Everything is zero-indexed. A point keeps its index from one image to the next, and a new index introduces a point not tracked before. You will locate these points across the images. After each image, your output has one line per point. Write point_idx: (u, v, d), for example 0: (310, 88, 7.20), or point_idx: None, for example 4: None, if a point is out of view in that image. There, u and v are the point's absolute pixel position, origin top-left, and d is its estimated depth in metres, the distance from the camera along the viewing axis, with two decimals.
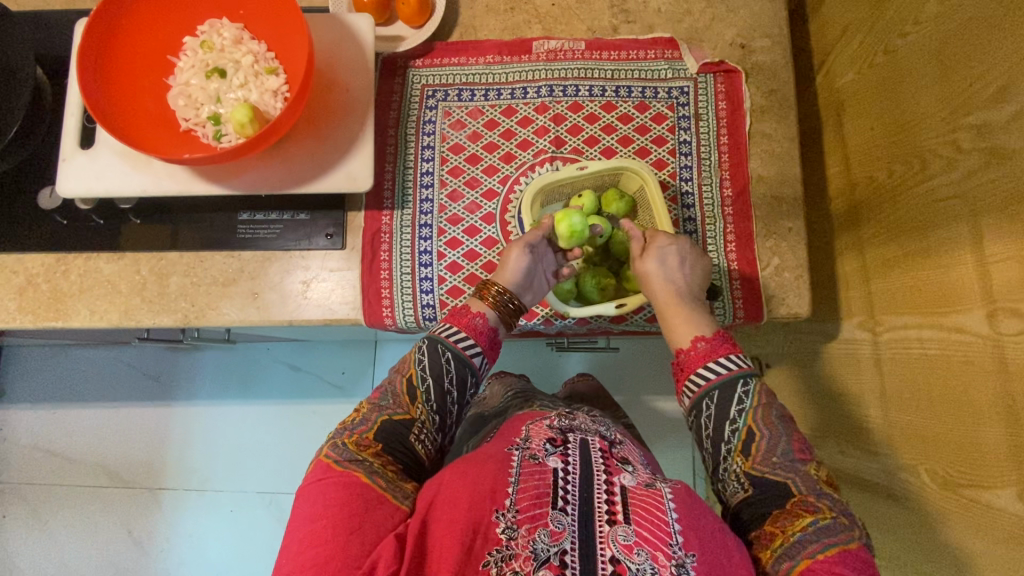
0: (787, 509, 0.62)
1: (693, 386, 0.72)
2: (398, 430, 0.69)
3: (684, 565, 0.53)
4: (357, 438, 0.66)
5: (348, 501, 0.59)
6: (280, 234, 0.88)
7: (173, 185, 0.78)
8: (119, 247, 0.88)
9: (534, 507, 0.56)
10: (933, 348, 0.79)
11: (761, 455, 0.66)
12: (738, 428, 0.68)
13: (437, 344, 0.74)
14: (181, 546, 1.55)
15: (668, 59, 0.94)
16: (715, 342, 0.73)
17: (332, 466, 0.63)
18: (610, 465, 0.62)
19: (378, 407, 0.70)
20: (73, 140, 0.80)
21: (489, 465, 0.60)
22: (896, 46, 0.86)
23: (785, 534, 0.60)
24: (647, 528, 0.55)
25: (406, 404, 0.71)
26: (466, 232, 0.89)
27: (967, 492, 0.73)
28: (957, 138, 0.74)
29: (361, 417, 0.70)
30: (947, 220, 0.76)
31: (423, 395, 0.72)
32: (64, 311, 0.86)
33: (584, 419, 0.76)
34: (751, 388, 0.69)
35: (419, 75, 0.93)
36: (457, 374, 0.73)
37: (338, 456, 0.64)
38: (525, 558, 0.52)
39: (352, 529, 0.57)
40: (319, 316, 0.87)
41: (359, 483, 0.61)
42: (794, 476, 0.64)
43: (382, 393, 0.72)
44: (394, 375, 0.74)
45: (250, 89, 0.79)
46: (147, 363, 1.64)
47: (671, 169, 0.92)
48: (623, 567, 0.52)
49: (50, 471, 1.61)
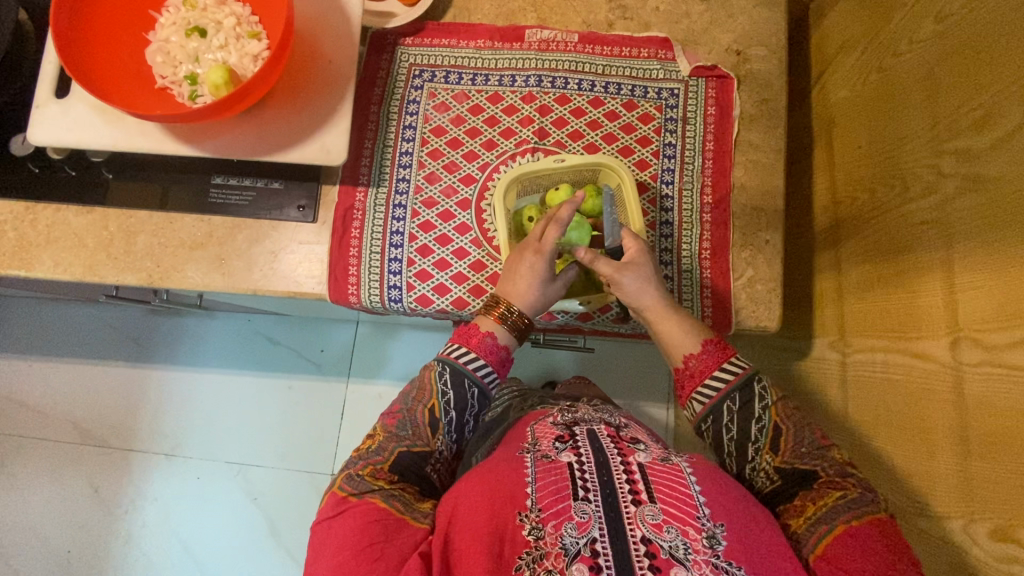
0: (816, 489, 0.62)
1: (703, 397, 0.70)
2: (417, 461, 0.69)
3: (716, 535, 0.53)
4: (376, 470, 0.66)
5: (368, 530, 0.59)
6: (251, 201, 0.87)
7: (145, 142, 0.77)
8: (88, 201, 0.87)
9: (557, 503, 0.56)
10: (897, 373, 0.78)
11: (789, 447, 0.65)
12: (763, 425, 0.67)
13: (464, 376, 0.73)
14: (143, 508, 1.55)
15: (660, 59, 0.93)
16: (708, 351, 0.72)
17: (349, 499, 0.63)
18: (622, 446, 0.63)
19: (396, 437, 0.70)
20: (48, 88, 0.79)
21: (505, 467, 0.61)
22: (890, 65, 0.84)
23: (817, 506, 0.60)
24: (673, 505, 0.55)
25: (426, 436, 0.70)
26: (440, 217, 0.88)
27: (915, 519, 0.73)
28: (939, 162, 0.73)
29: (376, 446, 0.69)
30: (922, 244, 0.75)
31: (444, 426, 0.71)
32: (28, 260, 0.86)
33: (587, 410, 0.78)
34: (767, 384, 0.69)
35: (407, 54, 0.92)
36: (479, 408, 0.74)
37: (356, 488, 0.64)
38: (557, 555, 0.52)
39: (376, 557, 0.57)
40: (284, 287, 0.86)
41: (380, 511, 0.61)
42: (821, 462, 0.64)
43: (399, 421, 0.71)
44: (414, 403, 0.72)
45: (230, 52, 0.77)
46: (124, 323, 1.64)
47: (653, 170, 0.91)
48: (655, 547, 0.52)
49: (20, 423, 1.60)
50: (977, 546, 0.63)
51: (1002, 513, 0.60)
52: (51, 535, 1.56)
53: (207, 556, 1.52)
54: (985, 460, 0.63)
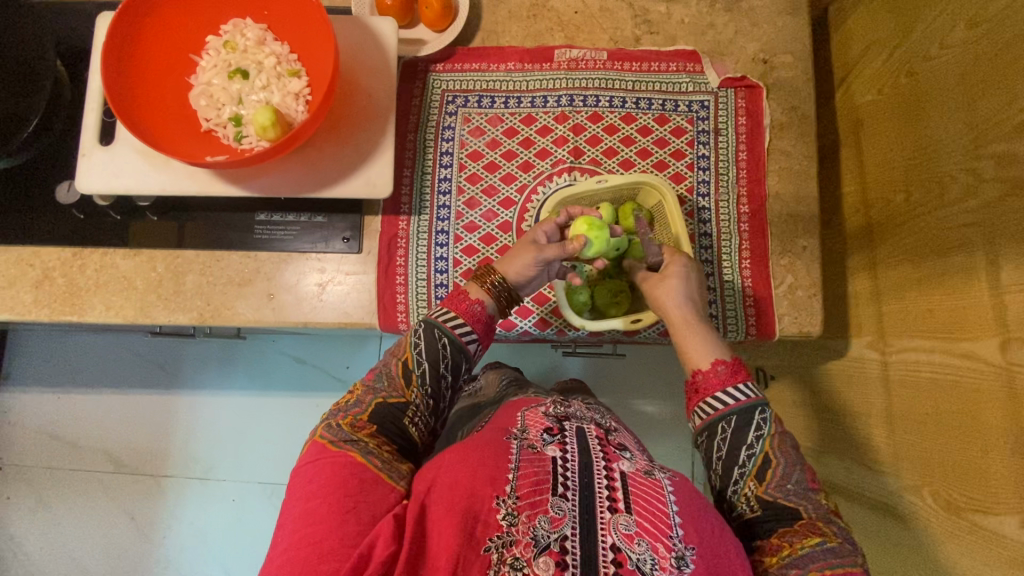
0: (794, 528, 0.63)
1: (706, 410, 0.70)
2: (390, 412, 0.69)
3: (684, 557, 0.55)
4: (352, 420, 0.67)
5: (343, 481, 0.59)
6: (296, 235, 0.88)
7: (193, 185, 0.79)
8: (136, 244, 0.88)
9: (534, 494, 0.56)
10: (943, 372, 0.79)
11: (775, 481, 0.65)
12: (753, 453, 0.67)
13: (435, 329, 0.72)
14: (182, 533, 1.57)
15: (689, 72, 0.94)
16: (731, 368, 0.71)
17: (328, 447, 0.63)
18: (608, 452, 0.63)
19: (373, 390, 0.71)
20: (93, 136, 0.80)
21: (488, 450, 0.61)
22: (919, 70, 0.86)
23: (793, 548, 0.61)
24: (649, 519, 0.56)
25: (402, 388, 0.71)
26: (483, 240, 0.90)
27: (970, 516, 0.74)
28: (978, 166, 0.74)
29: (356, 399, 0.70)
30: (963, 246, 0.76)
31: (417, 378, 0.71)
32: (80, 306, 0.87)
33: (579, 407, 0.80)
34: (768, 415, 0.68)
35: (439, 80, 0.93)
36: (453, 360, 0.72)
37: (334, 437, 0.64)
38: (526, 545, 0.53)
39: (347, 509, 0.57)
40: (333, 319, 0.87)
41: (355, 463, 0.61)
42: (805, 503, 0.64)
43: (376, 374, 0.73)
44: (390, 358, 0.74)
45: (272, 91, 0.78)
46: (151, 352, 1.64)
47: (689, 183, 0.92)
48: (623, 557, 0.53)
49: (53, 456, 1.62)
50: None
51: None
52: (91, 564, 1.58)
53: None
54: None
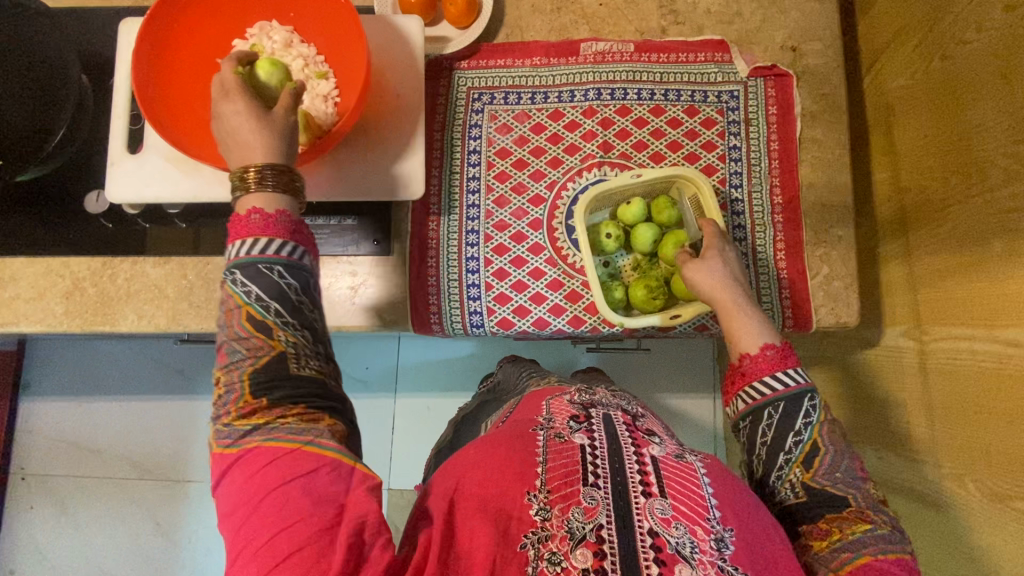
0: (843, 514, 0.61)
1: (750, 395, 0.69)
2: (271, 370, 0.53)
3: (724, 539, 0.54)
4: (234, 408, 0.52)
5: (263, 478, 0.49)
6: (327, 239, 0.87)
7: (228, 192, 0.79)
8: (166, 252, 0.87)
9: (565, 486, 0.55)
10: (986, 360, 0.78)
11: (823, 468, 0.64)
12: (801, 439, 0.65)
13: (260, 264, 0.54)
14: (206, 536, 1.58)
15: (718, 62, 0.92)
16: (782, 351, 0.70)
17: (229, 453, 0.51)
18: (637, 438, 0.62)
19: (231, 366, 0.54)
20: (122, 145, 0.80)
21: (514, 443, 0.60)
22: (955, 53, 0.84)
23: (841, 533, 0.60)
24: (684, 502, 0.56)
25: (263, 342, 0.54)
26: (514, 239, 0.89)
27: (1017, 504, 0.74)
28: (1021, 150, 0.73)
29: (226, 382, 0.54)
30: (1006, 233, 0.75)
31: (275, 321, 0.54)
32: (112, 316, 0.86)
33: (605, 394, 0.78)
34: (816, 402, 0.67)
35: (465, 77, 0.92)
36: (299, 282, 0.56)
37: (228, 439, 0.51)
38: (561, 538, 0.51)
39: (283, 502, 0.47)
40: (367, 322, 0.87)
41: (265, 449, 0.50)
42: (853, 491, 0.63)
43: (228, 351, 0.55)
44: (227, 326, 0.55)
45: (302, 95, 0.77)
46: (169, 357, 1.64)
47: (720, 175, 0.91)
48: (662, 541, 0.52)
49: (76, 463, 1.62)
50: None
51: None
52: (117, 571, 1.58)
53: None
54: None
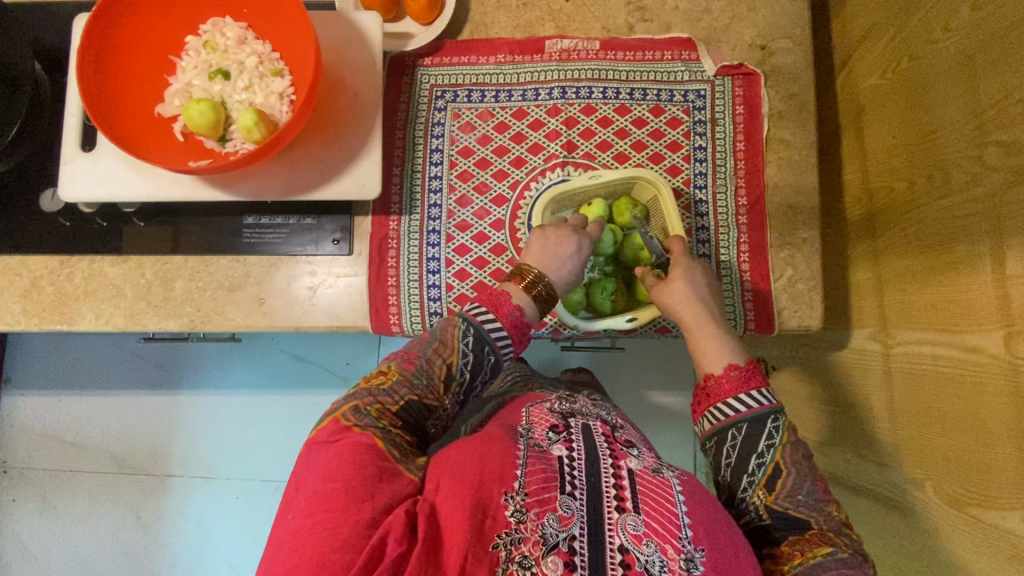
0: (805, 538, 0.62)
1: (717, 415, 0.69)
2: (417, 413, 0.67)
3: (694, 560, 0.53)
4: (379, 406, 0.64)
5: (357, 468, 0.57)
6: (285, 238, 0.87)
7: (178, 191, 0.76)
8: (124, 250, 0.86)
9: (542, 491, 0.55)
10: (946, 365, 0.78)
11: (785, 491, 0.64)
12: (764, 462, 0.65)
13: (485, 345, 0.70)
14: (186, 530, 1.58)
15: (684, 61, 0.91)
16: (746, 374, 0.70)
17: (351, 429, 0.61)
18: (615, 450, 0.62)
19: (410, 384, 0.67)
20: (75, 142, 0.78)
21: (496, 445, 0.59)
22: (923, 53, 0.83)
23: (806, 557, 0.60)
24: (656, 520, 0.55)
25: (438, 392, 0.69)
26: (475, 239, 0.88)
27: (972, 510, 0.73)
28: (984, 153, 0.72)
29: (387, 385, 0.67)
30: (968, 237, 0.74)
31: (456, 384, 0.70)
32: (70, 314, 0.86)
33: (585, 402, 0.76)
34: (780, 422, 0.67)
35: (428, 74, 0.91)
36: (494, 368, 0.72)
37: (359, 420, 0.62)
38: (534, 542, 0.52)
39: (364, 499, 0.55)
40: (326, 322, 0.86)
41: (377, 449, 0.59)
42: (816, 514, 0.63)
43: (417, 369, 0.69)
44: (433, 355, 0.69)
45: (255, 92, 0.76)
46: (151, 352, 1.63)
47: (685, 176, 0.90)
48: (632, 558, 0.52)
49: (56, 457, 1.62)
50: None
51: None
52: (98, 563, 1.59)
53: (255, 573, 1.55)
54: None
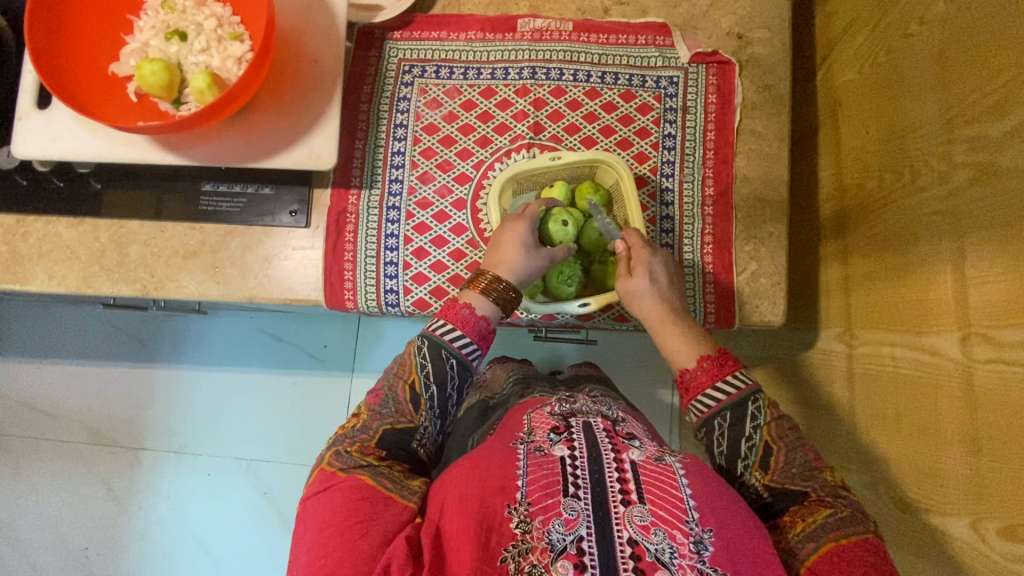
0: (805, 505, 0.59)
1: (701, 406, 0.66)
2: (399, 438, 0.66)
3: (702, 541, 0.52)
4: (361, 446, 0.64)
5: (354, 507, 0.58)
6: (243, 208, 0.85)
7: (132, 153, 0.76)
8: (80, 212, 0.86)
9: (546, 497, 0.54)
10: (905, 367, 0.76)
11: (780, 467, 0.62)
12: (753, 443, 0.63)
13: (441, 348, 0.70)
14: (157, 508, 1.40)
15: (658, 46, 0.89)
16: (716, 361, 0.68)
17: (337, 474, 0.61)
18: (617, 442, 0.60)
19: (379, 415, 0.67)
20: (30, 99, 0.77)
21: (496, 456, 0.59)
22: (899, 47, 0.81)
23: (806, 522, 0.57)
24: (663, 507, 0.53)
25: (409, 413, 0.68)
26: (435, 218, 0.87)
27: (921, 515, 0.72)
28: (951, 150, 0.70)
29: (362, 425, 0.67)
30: (932, 236, 0.72)
31: (426, 401, 0.69)
32: (23, 274, 0.85)
33: (585, 401, 0.74)
34: (762, 402, 0.65)
35: (396, 49, 0.89)
36: (460, 378, 0.71)
37: (343, 464, 0.61)
38: (542, 551, 0.51)
39: (360, 534, 0.56)
40: (280, 294, 0.85)
41: (367, 488, 0.59)
42: (811, 483, 0.60)
43: (383, 399, 0.69)
44: (396, 379, 0.70)
45: (212, 55, 0.75)
46: (128, 325, 1.47)
47: (652, 163, 0.88)
48: (641, 550, 0.51)
49: (18, 425, 1.45)
50: (990, 545, 0.61)
51: (1012, 513, 0.59)
52: (55, 550, 1.41)
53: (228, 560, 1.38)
54: (994, 457, 0.61)
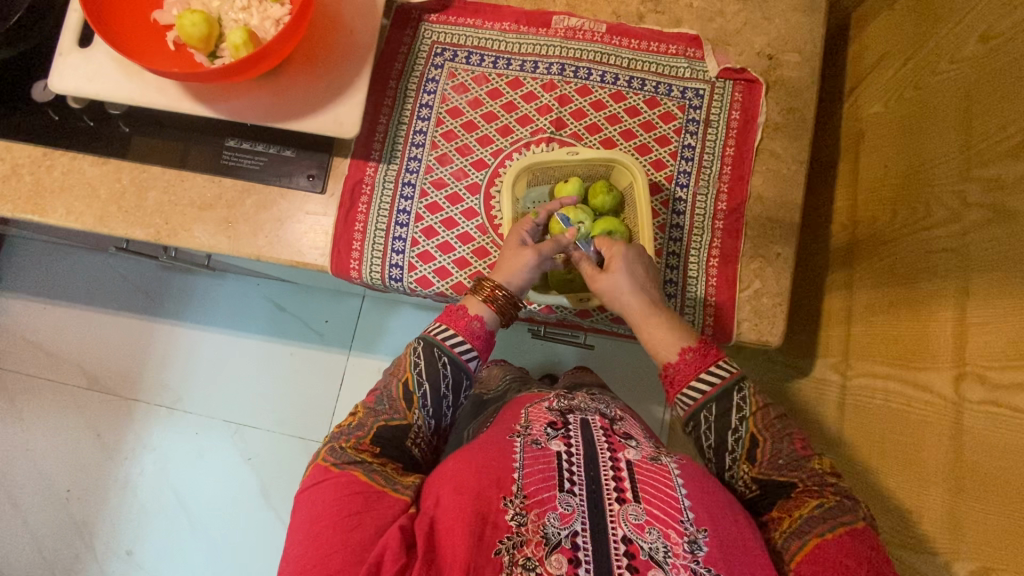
0: (794, 498, 0.60)
1: (687, 401, 0.67)
2: (397, 432, 0.67)
3: (697, 542, 0.52)
4: (356, 442, 0.65)
5: (346, 500, 0.58)
6: (263, 166, 0.87)
7: (163, 99, 0.78)
8: (105, 152, 0.88)
9: (542, 491, 0.54)
10: (896, 402, 0.76)
11: (766, 460, 0.63)
12: (740, 435, 0.64)
13: (434, 348, 0.71)
14: (143, 459, 1.42)
15: (688, 58, 0.90)
16: (701, 350, 0.69)
17: (330, 469, 0.62)
18: (613, 442, 0.61)
19: (375, 413, 0.68)
20: (73, 36, 0.79)
21: (492, 449, 0.59)
22: (926, 84, 0.81)
23: (793, 518, 0.59)
24: (657, 506, 0.54)
25: (403, 410, 0.69)
26: (448, 199, 0.88)
27: (895, 551, 0.71)
28: (967, 189, 0.70)
29: (357, 422, 0.68)
30: (937, 274, 0.72)
31: (419, 400, 0.69)
32: (42, 206, 0.86)
33: (584, 398, 0.74)
34: (747, 393, 0.66)
35: (431, 31, 0.91)
36: (453, 379, 0.71)
37: (338, 459, 0.63)
38: (537, 544, 0.51)
39: (352, 527, 0.56)
40: (287, 256, 0.86)
41: (359, 483, 0.60)
42: (798, 474, 0.61)
43: (378, 397, 0.70)
44: (390, 378, 0.71)
45: (252, 14, 0.77)
46: (137, 276, 1.50)
47: (669, 171, 0.89)
48: (636, 548, 0.51)
49: (18, 359, 1.47)
50: None
51: (986, 554, 0.58)
52: (37, 488, 1.42)
53: (204, 520, 1.38)
54: (975, 498, 0.61)
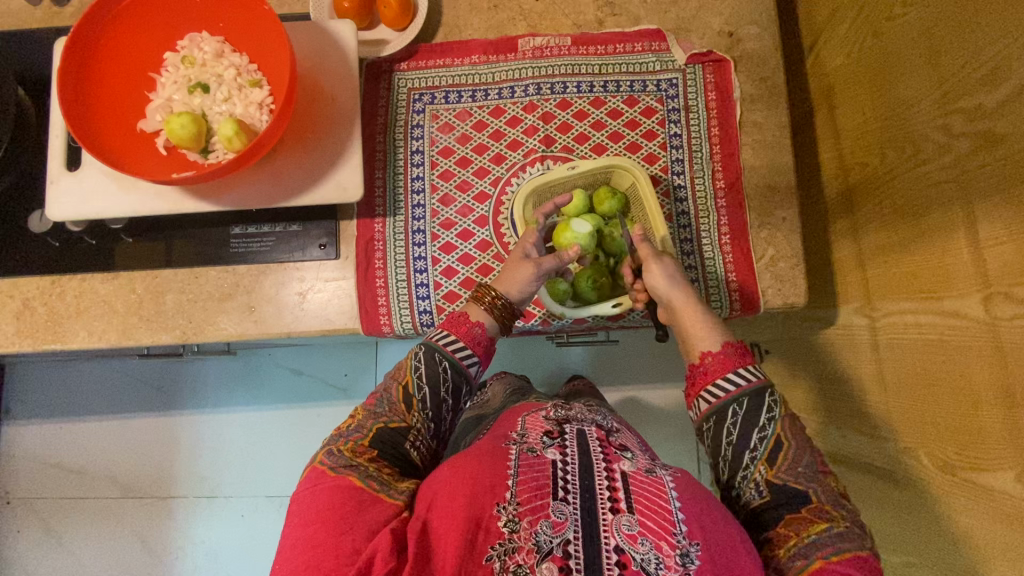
0: (801, 515, 0.60)
1: (712, 396, 0.70)
2: (394, 433, 0.67)
3: (689, 554, 0.52)
4: (353, 445, 0.64)
5: (339, 503, 0.57)
6: (273, 246, 0.88)
7: (163, 205, 0.78)
8: (113, 266, 0.87)
9: (535, 498, 0.54)
10: (929, 333, 0.79)
11: (787, 463, 0.64)
12: (765, 436, 0.66)
13: (435, 352, 0.72)
14: (194, 554, 1.40)
15: (655, 51, 0.93)
16: (736, 351, 0.71)
17: (327, 472, 0.61)
18: (609, 453, 0.61)
19: (375, 415, 0.69)
20: (59, 162, 0.79)
21: (485, 457, 0.58)
22: (884, 30, 0.85)
23: (798, 537, 0.59)
24: (651, 518, 0.54)
25: (402, 412, 0.69)
26: (460, 236, 0.89)
27: (965, 475, 0.73)
28: (948, 122, 0.74)
29: (357, 424, 0.68)
30: (941, 205, 0.75)
31: (418, 403, 0.70)
32: (62, 333, 0.86)
33: (581, 410, 0.75)
34: (777, 397, 0.68)
35: (404, 79, 0.93)
36: (453, 383, 0.72)
37: (334, 463, 0.62)
38: (528, 551, 0.51)
39: (343, 530, 0.54)
40: (316, 326, 0.87)
41: (353, 486, 0.59)
42: (813, 486, 0.62)
43: (378, 399, 0.71)
44: (391, 382, 0.72)
45: (234, 103, 0.78)
46: (148, 374, 1.48)
47: (662, 163, 0.92)
48: (627, 558, 0.51)
49: (45, 485, 1.45)
50: None
51: None
52: None
53: None
54: None
